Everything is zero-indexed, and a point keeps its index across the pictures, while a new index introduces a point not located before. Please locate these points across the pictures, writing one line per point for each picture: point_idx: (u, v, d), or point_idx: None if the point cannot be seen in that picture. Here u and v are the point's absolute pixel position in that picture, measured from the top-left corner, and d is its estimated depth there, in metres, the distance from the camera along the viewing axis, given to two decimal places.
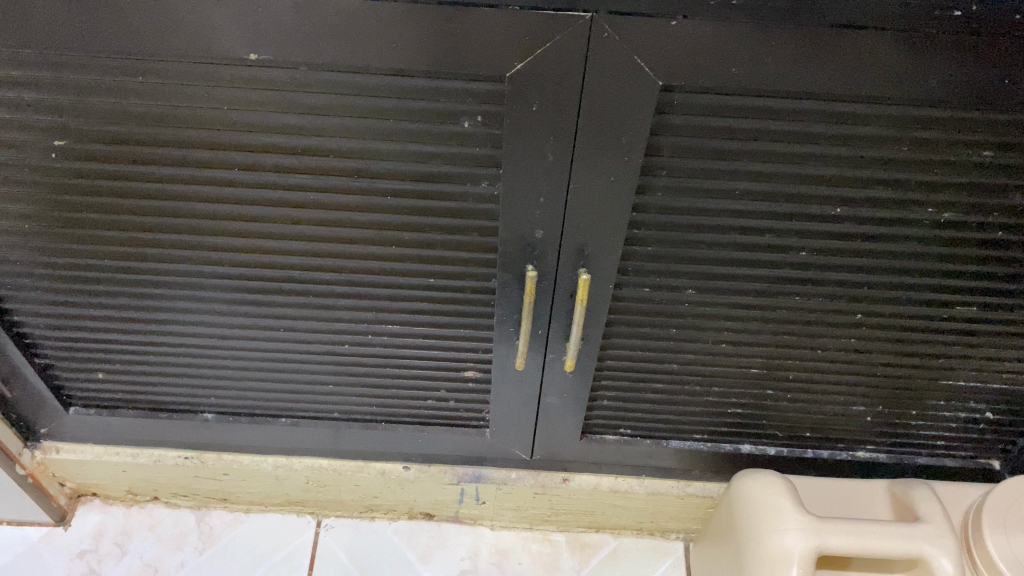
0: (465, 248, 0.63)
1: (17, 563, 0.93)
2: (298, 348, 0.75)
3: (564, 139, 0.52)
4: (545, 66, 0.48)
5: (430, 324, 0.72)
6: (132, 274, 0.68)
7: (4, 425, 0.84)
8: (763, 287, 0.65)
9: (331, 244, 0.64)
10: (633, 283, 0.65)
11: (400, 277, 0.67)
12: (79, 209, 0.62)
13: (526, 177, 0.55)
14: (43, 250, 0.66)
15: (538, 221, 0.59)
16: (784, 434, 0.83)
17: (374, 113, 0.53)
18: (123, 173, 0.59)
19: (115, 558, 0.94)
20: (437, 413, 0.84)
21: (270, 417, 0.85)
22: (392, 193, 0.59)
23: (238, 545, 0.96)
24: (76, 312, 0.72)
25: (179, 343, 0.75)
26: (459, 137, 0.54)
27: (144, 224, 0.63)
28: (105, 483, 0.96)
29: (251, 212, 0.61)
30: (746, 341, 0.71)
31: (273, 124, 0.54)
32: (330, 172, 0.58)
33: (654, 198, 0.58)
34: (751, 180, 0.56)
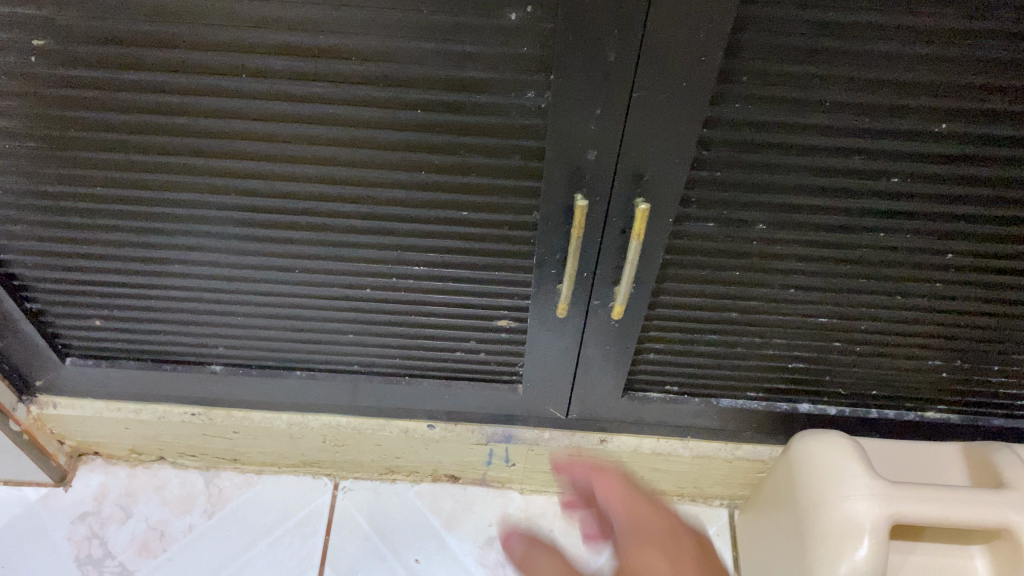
0: (506, 176, 0.56)
1: (14, 526, 0.87)
2: (317, 292, 0.68)
3: (630, 35, 0.44)
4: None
5: (461, 265, 0.64)
6: (127, 205, 0.60)
7: None
8: (843, 220, 0.57)
9: (352, 169, 0.56)
10: (695, 217, 0.57)
11: (430, 210, 0.59)
12: (64, 126, 0.54)
13: (582, 84, 0.47)
14: (27, 177, 0.58)
15: (592, 139, 0.51)
16: (847, 392, 0.76)
17: (406, 4, 0.45)
18: (111, 83, 0.51)
19: (119, 521, 0.88)
20: (467, 367, 0.76)
21: (284, 369, 0.78)
22: (424, 105, 0.51)
23: (250, 508, 0.89)
24: (70, 250, 0.65)
25: (185, 286, 0.68)
26: (505, 34, 0.46)
27: (139, 145, 0.55)
28: (107, 442, 0.89)
29: (262, 130, 0.53)
30: (817, 286, 0.63)
31: (287, 20, 0.46)
32: (353, 81, 0.49)
33: (728, 111, 0.49)
34: (844, 89, 0.48)
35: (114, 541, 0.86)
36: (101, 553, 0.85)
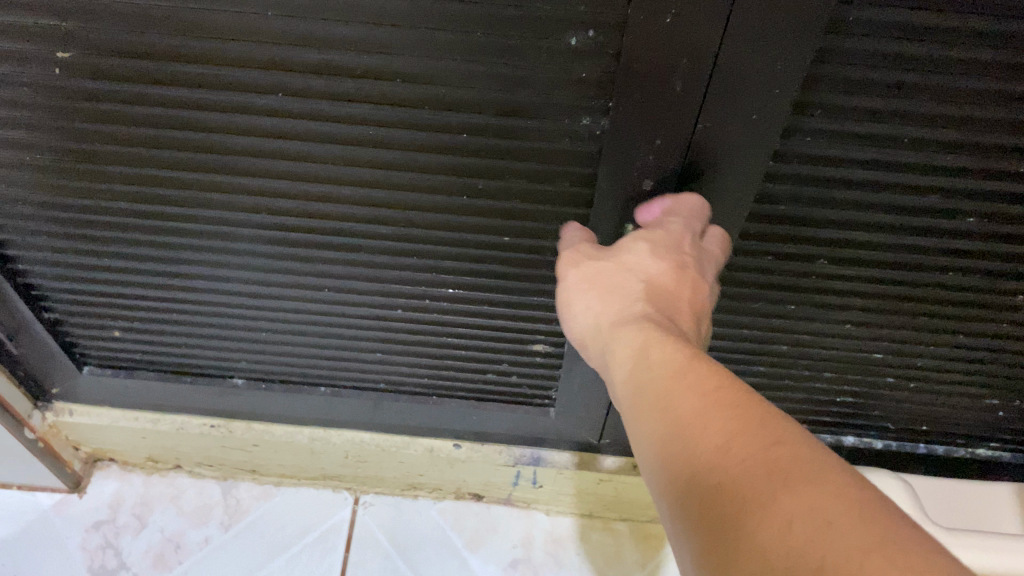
0: (553, 203, 0.52)
1: (27, 533, 0.85)
2: (347, 312, 0.65)
3: (700, 65, 0.41)
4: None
5: (499, 290, 0.61)
6: (149, 219, 0.57)
7: (10, 384, 0.75)
8: (910, 258, 0.53)
9: (389, 192, 0.53)
10: (751, 250, 0.54)
11: (470, 234, 0.56)
12: (86, 140, 0.51)
13: (642, 112, 0.44)
14: (45, 189, 0.56)
15: (649, 170, 0.48)
16: (895, 428, 0.72)
17: (458, 24, 0.41)
18: (136, 97, 0.48)
19: (134, 531, 0.86)
20: (498, 389, 0.73)
21: (307, 386, 0.76)
22: (470, 129, 0.48)
23: (268, 522, 0.87)
24: (91, 263, 0.62)
25: (209, 302, 0.65)
26: (562, 58, 0.42)
27: (163, 160, 0.52)
28: (123, 450, 0.87)
29: (296, 150, 0.50)
30: (875, 322, 0.60)
31: (327, 38, 0.42)
32: (395, 102, 0.46)
33: (798, 144, 0.46)
34: (925, 126, 0.44)
35: (129, 551, 0.84)
36: (115, 564, 0.83)
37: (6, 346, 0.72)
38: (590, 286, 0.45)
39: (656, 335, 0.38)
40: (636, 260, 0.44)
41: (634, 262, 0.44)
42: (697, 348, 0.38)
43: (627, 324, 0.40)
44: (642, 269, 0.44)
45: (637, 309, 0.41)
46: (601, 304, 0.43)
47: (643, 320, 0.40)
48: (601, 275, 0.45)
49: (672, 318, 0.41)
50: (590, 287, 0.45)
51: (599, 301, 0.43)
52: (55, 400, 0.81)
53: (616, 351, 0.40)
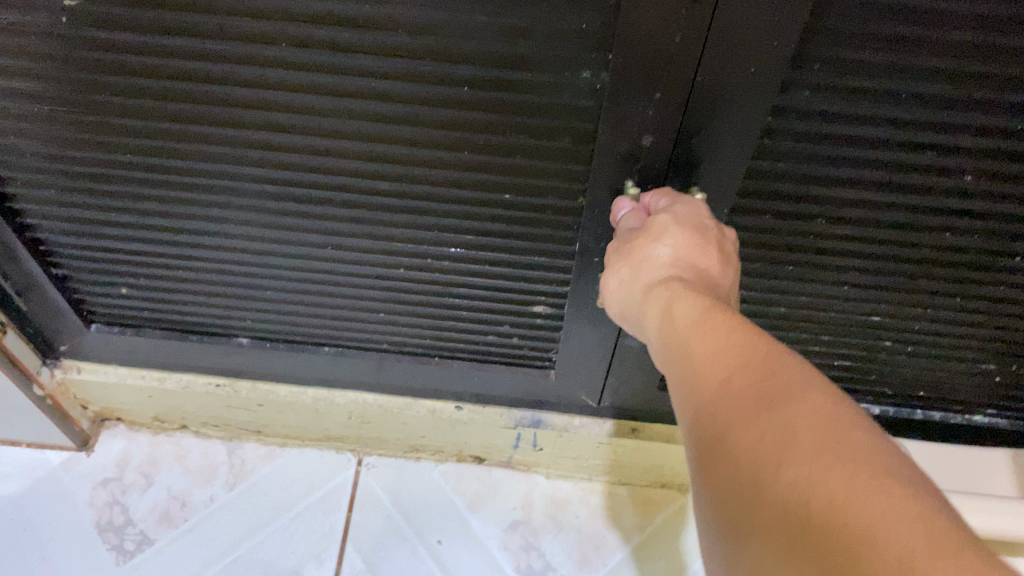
0: (554, 158, 0.53)
1: (38, 488, 0.87)
2: (349, 271, 0.66)
3: (698, 19, 0.41)
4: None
5: (500, 250, 0.62)
6: (155, 174, 0.58)
7: (20, 339, 0.76)
8: (906, 217, 0.54)
9: (390, 146, 0.53)
10: (750, 209, 0.54)
11: (471, 192, 0.56)
12: (93, 92, 0.52)
13: (641, 67, 0.44)
14: (53, 142, 0.56)
15: (648, 125, 0.48)
16: (892, 393, 0.73)
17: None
18: (141, 48, 0.48)
19: (140, 489, 0.87)
20: (500, 351, 0.74)
21: (312, 345, 0.77)
22: (471, 81, 0.48)
23: (272, 482, 0.88)
24: (98, 218, 0.63)
25: (214, 259, 0.66)
26: (562, 5, 0.42)
27: (169, 113, 0.53)
28: (131, 408, 0.89)
29: (299, 101, 0.50)
30: (872, 284, 0.60)
31: None
32: (396, 54, 0.47)
33: (796, 99, 0.46)
34: (922, 81, 0.45)
35: (135, 508, 0.86)
36: (123, 520, 0.85)
37: (15, 302, 0.73)
38: (622, 258, 0.45)
39: (683, 289, 0.40)
40: (664, 228, 0.45)
41: (660, 232, 0.45)
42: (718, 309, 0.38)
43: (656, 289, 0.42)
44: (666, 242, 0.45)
45: (666, 276, 0.43)
46: (636, 277, 0.44)
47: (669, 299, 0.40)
48: (632, 245, 0.45)
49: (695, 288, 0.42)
50: (625, 257, 0.45)
51: (632, 269, 0.45)
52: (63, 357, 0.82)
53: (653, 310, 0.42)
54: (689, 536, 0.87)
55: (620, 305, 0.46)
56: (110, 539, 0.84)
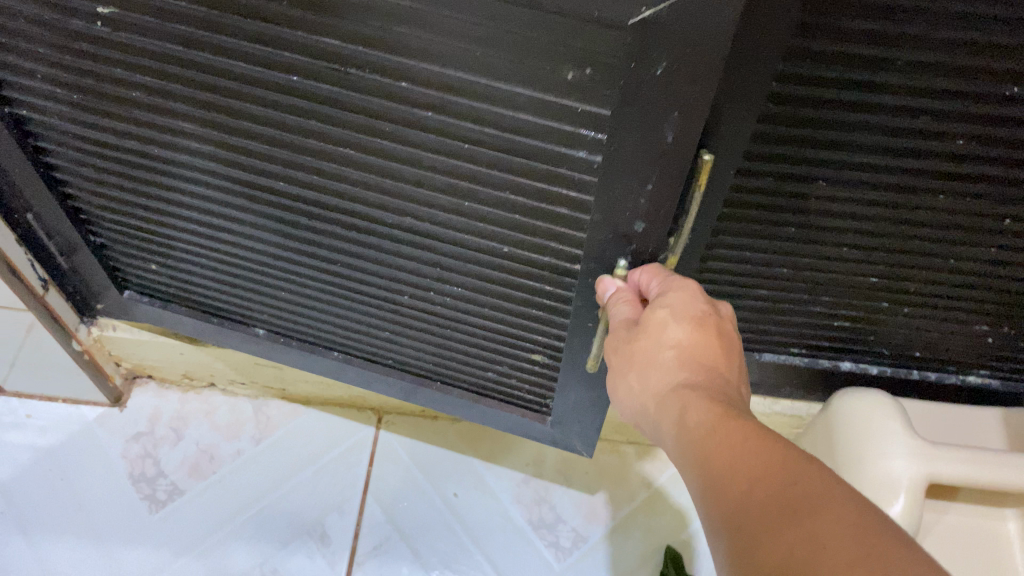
0: (553, 223, 0.54)
1: (73, 442, 0.92)
2: (360, 290, 0.70)
3: (692, 117, 0.42)
4: (681, 19, 0.37)
5: (498, 297, 0.64)
6: (182, 168, 0.61)
7: (60, 297, 0.81)
8: (902, 180, 0.57)
9: (397, 184, 0.55)
10: (757, 172, 0.58)
11: (470, 241, 0.58)
12: (126, 88, 0.56)
13: (635, 156, 0.45)
14: (91, 125, 0.60)
15: (640, 212, 0.49)
16: (889, 354, 0.76)
17: (452, 38, 0.42)
18: (167, 58, 0.52)
19: (171, 442, 0.92)
20: (498, 378, 0.76)
21: (322, 348, 0.81)
22: (470, 140, 0.49)
23: (296, 438, 0.93)
24: (130, 198, 0.67)
25: (235, 249, 0.69)
26: (555, 89, 0.44)
27: (193, 117, 0.56)
28: (162, 365, 0.93)
29: (310, 127, 0.53)
30: (871, 245, 0.64)
31: (337, 32, 0.45)
32: (400, 100, 0.48)
33: (798, 68, 0.49)
34: (918, 48, 0.48)
35: (167, 460, 0.91)
36: (154, 472, 0.90)
37: (57, 262, 0.78)
38: (630, 365, 0.48)
39: (695, 397, 0.43)
40: (662, 330, 0.47)
41: (660, 331, 0.47)
42: (721, 406, 0.41)
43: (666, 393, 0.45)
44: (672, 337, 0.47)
45: (671, 378, 0.45)
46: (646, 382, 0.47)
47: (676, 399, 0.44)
48: (635, 349, 0.48)
49: (703, 380, 0.45)
50: (630, 363, 0.48)
51: (641, 377, 0.47)
52: (100, 316, 0.87)
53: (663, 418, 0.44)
54: None
55: (627, 405, 0.49)
56: (143, 489, 0.88)
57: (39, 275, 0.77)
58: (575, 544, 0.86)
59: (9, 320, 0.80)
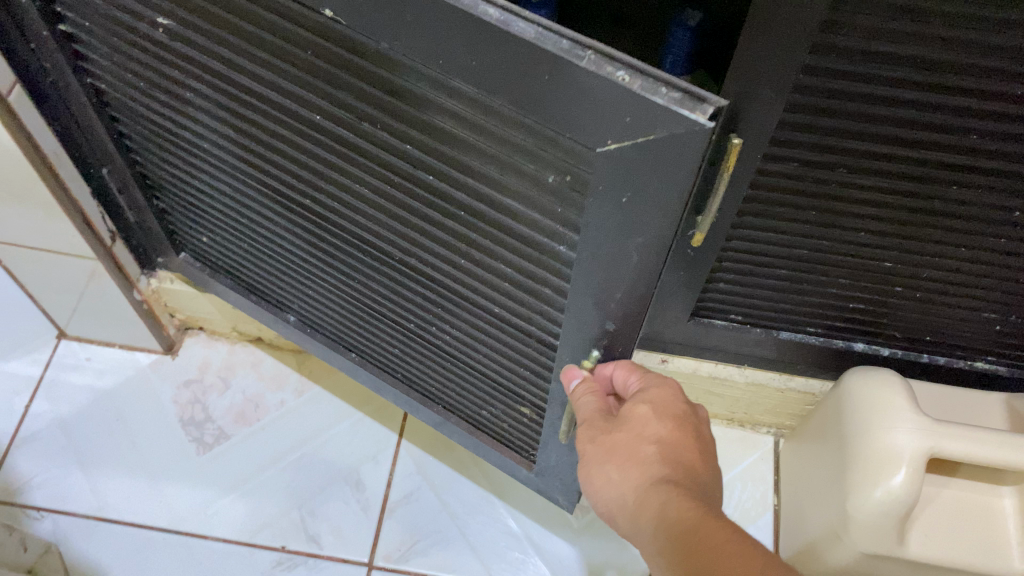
0: (538, 298, 0.55)
1: (128, 385, 0.99)
2: (373, 310, 0.73)
3: (655, 239, 0.45)
4: (648, 152, 0.40)
5: (493, 349, 0.65)
6: (227, 163, 0.65)
7: (125, 249, 0.87)
8: (918, 170, 0.61)
9: (407, 227, 0.57)
10: (782, 157, 0.62)
11: (466, 292, 0.60)
12: (181, 88, 0.60)
13: (606, 264, 0.48)
14: (155, 113, 0.65)
15: (611, 310, 0.52)
16: (901, 337, 0.80)
17: (457, 118, 0.45)
18: (216, 73, 0.56)
19: (219, 390, 0.99)
20: (486, 422, 0.79)
21: (340, 347, 0.84)
22: (467, 208, 0.51)
23: (335, 392, 0.99)
24: (185, 176, 0.72)
25: (270, 243, 0.74)
26: (538, 186, 0.46)
27: (236, 126, 0.60)
28: (214, 318, 1.00)
29: (335, 161, 0.56)
30: (887, 231, 0.68)
31: (357, 89, 0.48)
32: (410, 159, 0.51)
33: (826, 60, 0.53)
34: (934, 45, 0.52)
35: (214, 406, 0.98)
36: (203, 417, 0.97)
37: (125, 215, 0.84)
38: (608, 455, 0.54)
39: (675, 491, 0.49)
40: (645, 424, 0.54)
41: (643, 424, 0.54)
42: (697, 502, 0.48)
43: (644, 483, 0.51)
44: (652, 433, 0.53)
45: (651, 470, 0.51)
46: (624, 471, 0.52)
47: (656, 489, 0.49)
48: (618, 439, 0.54)
49: (680, 476, 0.51)
50: (609, 456, 0.54)
51: (620, 467, 0.53)
52: (158, 269, 0.93)
53: (639, 508, 0.50)
54: None
55: (602, 498, 0.54)
56: (192, 432, 0.96)
57: (107, 228, 0.83)
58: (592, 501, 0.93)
59: (75, 269, 0.86)
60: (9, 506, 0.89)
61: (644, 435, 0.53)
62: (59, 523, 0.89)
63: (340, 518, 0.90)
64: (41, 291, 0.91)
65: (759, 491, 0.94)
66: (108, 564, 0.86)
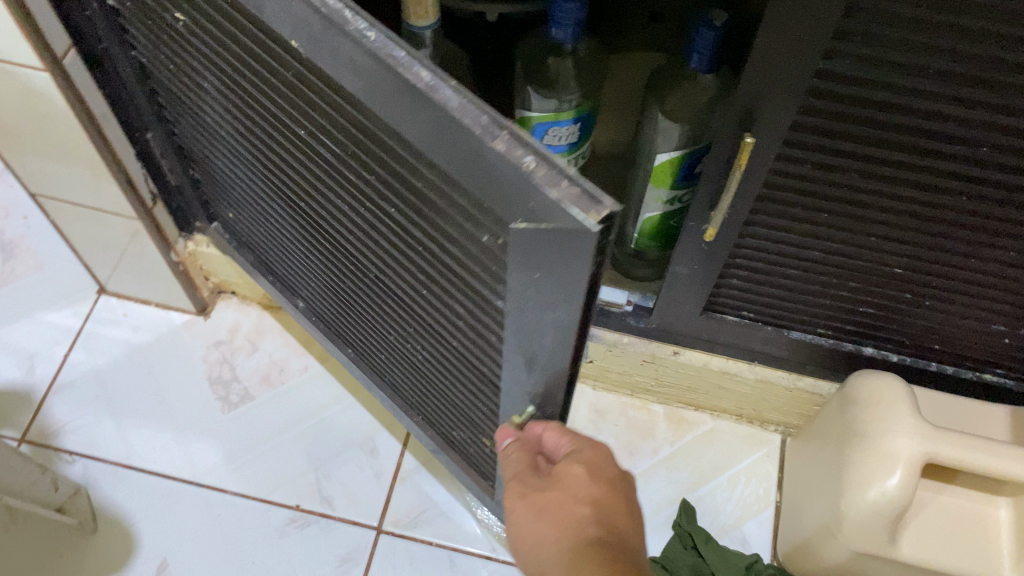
0: (481, 347, 0.56)
1: (161, 342, 1.03)
2: (360, 315, 0.75)
3: (564, 322, 0.44)
4: (547, 242, 0.39)
5: (453, 380, 0.66)
6: (239, 152, 0.69)
7: (165, 211, 0.92)
8: (929, 179, 0.62)
9: (375, 251, 0.59)
10: (795, 158, 0.63)
11: (426, 324, 0.61)
12: (201, 78, 0.63)
13: (525, 333, 0.47)
14: (184, 95, 0.69)
15: (540, 378, 0.52)
16: (909, 344, 0.81)
17: (404, 165, 0.46)
18: (224, 73, 0.59)
19: (247, 352, 1.03)
20: (457, 441, 0.80)
21: (337, 342, 0.88)
22: (418, 249, 0.52)
23: None
24: (211, 155, 0.75)
25: (278, 232, 0.77)
26: (471, 243, 0.46)
27: (242, 123, 0.63)
28: (246, 283, 1.04)
29: (317, 177, 0.58)
30: (897, 237, 0.69)
31: (327, 117, 0.50)
32: (371, 192, 0.52)
33: (838, 65, 0.55)
34: (946, 59, 0.53)
35: (242, 367, 1.02)
36: (230, 377, 1.01)
37: (168, 177, 0.88)
38: (539, 514, 0.52)
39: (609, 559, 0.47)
40: (578, 484, 0.52)
41: (576, 483, 0.52)
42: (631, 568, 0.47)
43: (578, 547, 0.49)
44: (583, 492, 0.52)
45: (585, 534, 0.50)
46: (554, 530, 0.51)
47: (592, 552, 0.48)
48: (550, 497, 0.52)
49: (613, 541, 0.49)
50: (541, 517, 0.52)
51: (554, 530, 0.51)
52: (196, 233, 0.97)
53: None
54: (713, 454, 0.98)
55: (536, 563, 0.52)
56: (219, 390, 1.00)
57: (149, 190, 0.87)
58: None
59: (117, 228, 0.90)
60: (44, 448, 0.95)
61: (576, 494, 0.52)
62: (89, 468, 0.94)
63: (354, 482, 0.94)
64: (84, 247, 0.96)
65: (761, 487, 0.96)
66: (132, 510, 0.91)
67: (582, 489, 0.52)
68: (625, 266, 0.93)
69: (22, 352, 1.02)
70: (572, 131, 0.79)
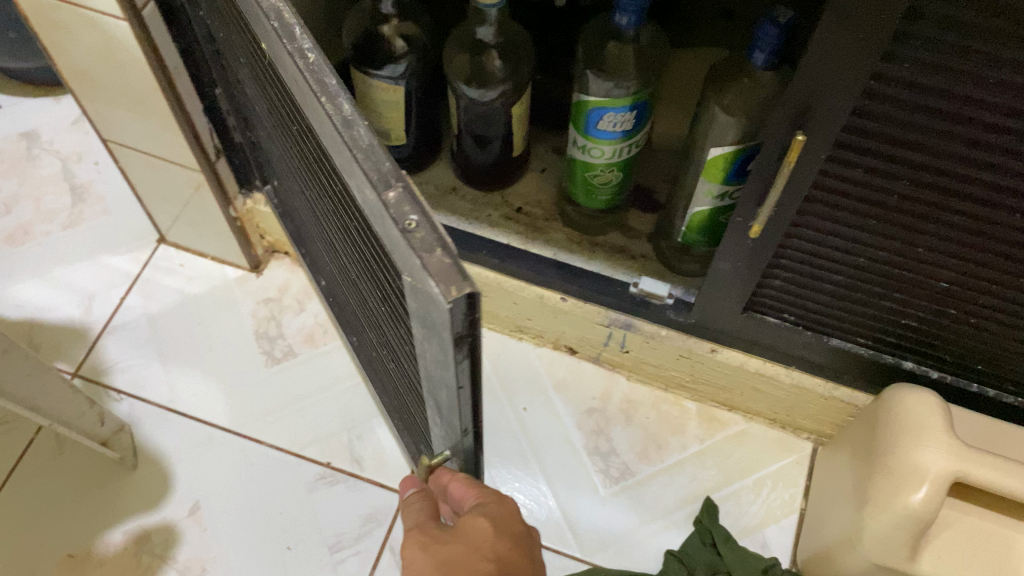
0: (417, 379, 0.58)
1: (213, 294, 1.07)
2: (354, 310, 0.78)
3: (449, 378, 0.46)
4: (417, 300, 0.40)
5: (410, 396, 0.69)
6: (269, 129, 0.73)
7: (227, 166, 0.94)
8: (982, 193, 0.61)
9: (353, 259, 0.63)
10: (847, 161, 0.63)
11: (389, 338, 0.65)
12: (240, 57, 0.67)
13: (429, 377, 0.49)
14: (235, 65, 0.73)
15: (447, 422, 0.54)
16: (951, 362, 0.80)
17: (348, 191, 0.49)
18: (251, 63, 0.63)
19: (294, 311, 1.06)
20: (417, 452, 0.82)
21: (345, 330, 0.91)
22: (372, 269, 0.55)
23: None
24: (259, 123, 0.78)
25: (303, 211, 0.81)
26: (394, 281, 0.48)
27: (267, 109, 0.67)
28: None
29: (313, 178, 0.62)
30: (945, 251, 0.68)
31: (306, 128, 0.54)
32: (339, 206, 0.56)
33: (898, 68, 0.54)
34: (1009, 70, 0.52)
35: (287, 325, 1.05)
36: (276, 333, 1.04)
37: (233, 134, 0.90)
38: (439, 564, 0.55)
39: None
40: (481, 536, 0.56)
41: (481, 539, 0.56)
42: None
43: None
44: (486, 543, 0.56)
45: None
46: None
47: None
48: (452, 550, 0.56)
49: None
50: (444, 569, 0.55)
51: None
52: (255, 191, 0.99)
53: None
54: (742, 456, 0.98)
55: None
56: (264, 345, 1.03)
57: (214, 144, 0.90)
58: (622, 474, 0.96)
59: (181, 179, 0.94)
60: (95, 384, 0.99)
61: (479, 546, 0.56)
62: (134, 407, 0.98)
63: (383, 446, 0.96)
64: (147, 196, 1.00)
65: (787, 494, 0.95)
66: (171, 451, 0.95)
67: (484, 541, 0.56)
68: (672, 261, 0.93)
69: (82, 292, 1.06)
70: (627, 118, 0.80)
